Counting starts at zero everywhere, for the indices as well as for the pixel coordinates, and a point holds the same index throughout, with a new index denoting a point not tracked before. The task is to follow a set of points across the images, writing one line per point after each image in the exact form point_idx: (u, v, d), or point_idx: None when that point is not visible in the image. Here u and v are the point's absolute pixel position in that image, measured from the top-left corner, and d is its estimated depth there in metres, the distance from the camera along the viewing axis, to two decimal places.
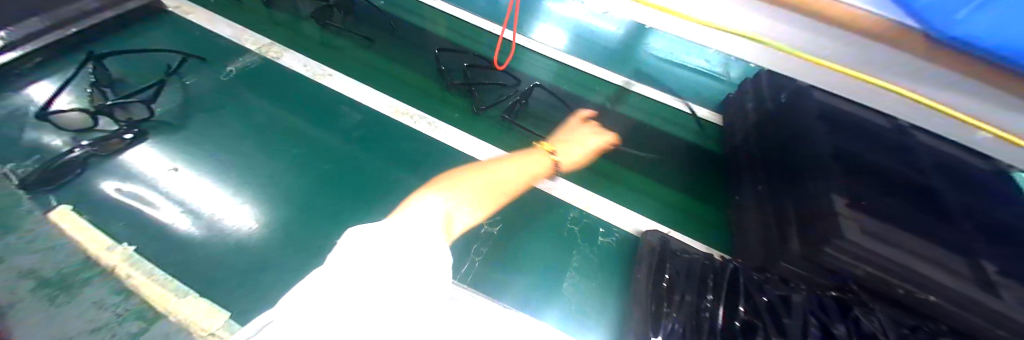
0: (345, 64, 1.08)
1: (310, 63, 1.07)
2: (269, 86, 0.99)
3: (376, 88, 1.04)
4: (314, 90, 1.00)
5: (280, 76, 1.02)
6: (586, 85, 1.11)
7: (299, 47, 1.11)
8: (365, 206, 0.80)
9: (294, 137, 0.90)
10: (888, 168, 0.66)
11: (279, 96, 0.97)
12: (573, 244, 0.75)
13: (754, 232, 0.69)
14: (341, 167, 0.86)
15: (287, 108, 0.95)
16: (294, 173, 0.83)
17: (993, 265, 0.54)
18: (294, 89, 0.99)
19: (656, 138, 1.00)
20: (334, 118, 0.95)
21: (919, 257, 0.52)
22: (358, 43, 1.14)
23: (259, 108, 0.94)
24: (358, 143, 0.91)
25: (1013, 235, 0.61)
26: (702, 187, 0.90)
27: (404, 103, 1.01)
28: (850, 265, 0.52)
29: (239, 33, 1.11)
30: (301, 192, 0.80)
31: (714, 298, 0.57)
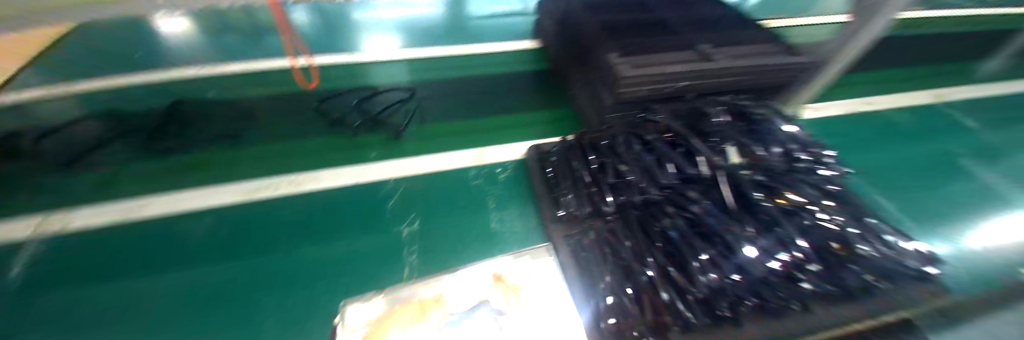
0: (177, 181, 0.85)
1: (106, 205, 0.79)
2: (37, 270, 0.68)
3: (214, 182, 0.85)
4: (120, 234, 0.74)
5: (62, 239, 0.73)
6: (429, 68, 1.22)
7: (98, 194, 0.81)
8: (275, 292, 0.64)
9: (133, 281, 0.67)
10: (637, 17, 0.91)
11: (71, 260, 0.69)
12: (482, 191, 0.85)
13: (589, 106, 0.93)
14: (219, 270, 0.68)
15: (97, 261, 0.70)
16: (163, 324, 0.60)
17: (709, 40, 0.82)
18: (86, 250, 0.71)
19: (499, 81, 1.19)
20: (166, 244, 0.73)
21: (664, 63, 0.75)
22: (185, 152, 0.91)
23: (36, 293, 0.64)
24: (218, 240, 0.73)
25: (707, 18, 0.92)
26: (554, 100, 1.12)
27: (247, 182, 0.85)
28: (634, 92, 0.74)
29: None
30: (178, 326, 0.60)
31: (579, 163, 0.75)
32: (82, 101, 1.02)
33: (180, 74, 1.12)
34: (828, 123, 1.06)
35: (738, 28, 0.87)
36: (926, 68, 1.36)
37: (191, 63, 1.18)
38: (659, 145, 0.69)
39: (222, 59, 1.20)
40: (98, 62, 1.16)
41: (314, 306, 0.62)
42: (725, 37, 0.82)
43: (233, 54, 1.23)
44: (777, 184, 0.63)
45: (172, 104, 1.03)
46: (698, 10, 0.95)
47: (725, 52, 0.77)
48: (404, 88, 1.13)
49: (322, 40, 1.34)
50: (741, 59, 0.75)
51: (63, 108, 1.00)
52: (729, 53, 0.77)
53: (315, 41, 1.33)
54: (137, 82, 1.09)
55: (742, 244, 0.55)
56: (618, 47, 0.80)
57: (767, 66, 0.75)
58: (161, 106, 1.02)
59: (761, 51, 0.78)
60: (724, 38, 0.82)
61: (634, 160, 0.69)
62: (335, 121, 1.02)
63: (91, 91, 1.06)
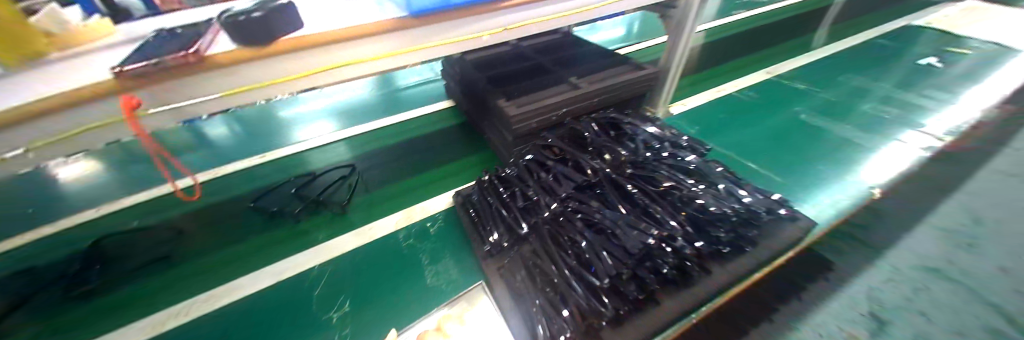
0: (74, 332, 0.76)
1: None
2: None
3: (121, 321, 0.77)
4: None
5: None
6: (354, 145, 1.28)
7: None
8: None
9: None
10: (518, 66, 1.08)
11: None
12: (415, 250, 0.87)
13: (498, 144, 1.03)
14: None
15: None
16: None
17: (577, 73, 0.99)
18: None
19: (423, 142, 1.27)
20: None
21: (541, 98, 0.90)
22: (109, 292, 0.83)
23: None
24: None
25: (575, 55, 1.11)
26: (473, 147, 1.22)
27: (157, 313, 0.79)
28: (523, 125, 0.86)
29: None
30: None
31: (494, 196, 0.83)
32: None
33: (83, 214, 1.06)
34: (698, 112, 1.28)
35: (598, 59, 1.07)
36: (761, 54, 1.71)
37: (95, 200, 1.12)
38: (552, 164, 0.80)
39: (132, 189, 1.16)
40: None
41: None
42: (589, 69, 1.01)
43: (144, 181, 1.19)
44: (649, 173, 0.75)
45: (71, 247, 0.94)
46: (567, 51, 1.15)
47: (590, 80, 0.95)
48: (344, 166, 1.17)
49: (230, 149, 1.34)
50: (602, 82, 0.93)
51: None
52: (593, 80, 0.94)
53: (207, 158, 1.30)
54: (29, 235, 1.00)
55: (626, 230, 0.64)
56: (505, 93, 0.94)
57: (623, 85, 0.93)
58: (58, 251, 0.94)
59: (617, 73, 0.97)
60: (588, 69, 1.00)
61: (537, 182, 0.78)
62: (275, 213, 1.01)
63: None
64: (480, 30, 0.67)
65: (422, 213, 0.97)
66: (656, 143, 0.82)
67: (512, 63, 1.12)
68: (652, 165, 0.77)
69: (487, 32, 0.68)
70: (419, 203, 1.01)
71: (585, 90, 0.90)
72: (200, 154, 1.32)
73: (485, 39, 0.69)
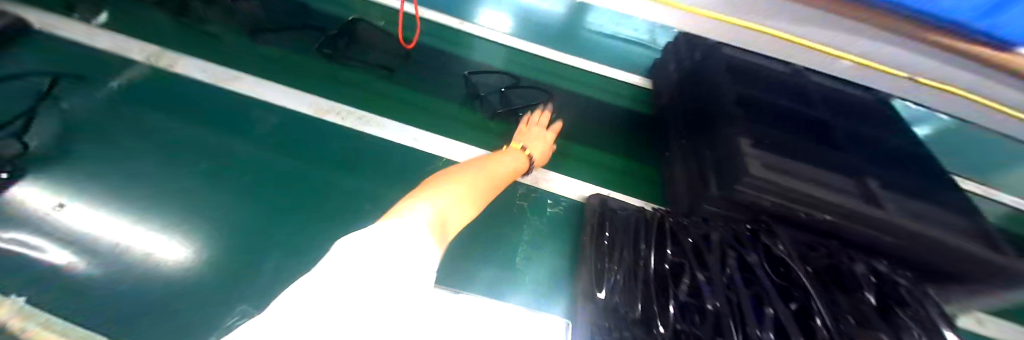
0: (280, 74, 0.94)
1: (226, 77, 0.90)
2: (173, 104, 0.84)
3: (306, 90, 0.92)
4: (218, 107, 0.85)
5: (165, 92, 0.85)
6: (533, 64, 1.15)
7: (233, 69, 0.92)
8: (297, 216, 0.70)
9: (200, 152, 0.76)
10: (789, 107, 0.73)
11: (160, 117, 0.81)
12: (521, 217, 0.74)
13: (683, 180, 0.74)
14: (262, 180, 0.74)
15: (178, 128, 0.80)
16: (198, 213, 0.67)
17: (877, 182, 0.62)
18: (198, 110, 0.84)
19: (595, 107, 1.06)
20: (247, 125, 0.83)
21: (811, 181, 0.59)
22: (304, 62, 0.97)
23: (127, 135, 0.76)
24: (273, 148, 0.80)
25: (879, 150, 0.71)
26: (638, 152, 0.96)
27: (325, 100, 0.90)
28: (757, 198, 0.57)
29: (128, 46, 0.92)
30: (218, 210, 0.68)
31: (649, 248, 0.61)
32: None
33: None
34: None
35: (913, 180, 0.67)
36: None
37: None
38: (766, 291, 0.53)
39: None
40: None
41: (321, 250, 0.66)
42: (896, 190, 0.63)
43: None
44: None
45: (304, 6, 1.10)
46: (872, 136, 0.74)
47: (896, 210, 0.58)
48: (546, 89, 1.06)
49: None
50: (911, 225, 0.57)
51: None
52: (902, 217, 0.58)
53: None
54: None
55: None
56: (754, 134, 0.63)
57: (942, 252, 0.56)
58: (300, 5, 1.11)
59: (941, 230, 0.58)
60: (890, 188, 0.63)
61: (720, 279, 0.56)
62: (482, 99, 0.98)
63: None
64: (859, 51, 0.33)
65: (552, 183, 0.82)
66: None
67: (783, 95, 0.76)
68: None
69: (862, 57, 0.34)
70: (547, 169, 0.84)
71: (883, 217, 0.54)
72: None
73: (843, 65, 0.35)
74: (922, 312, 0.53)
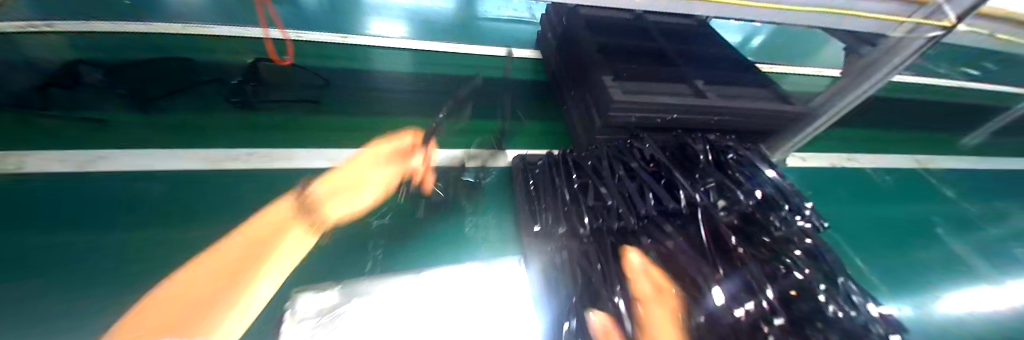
0: (172, 135, 0.85)
1: (92, 146, 0.79)
2: (19, 192, 0.69)
3: (197, 144, 0.84)
4: (87, 179, 0.73)
5: (19, 194, 0.69)
6: (435, 60, 1.22)
7: (99, 136, 0.81)
8: None
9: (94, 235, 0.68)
10: (637, 43, 0.92)
11: (19, 220, 0.65)
12: (460, 194, 0.82)
13: (579, 123, 0.90)
14: (175, 242, 0.67)
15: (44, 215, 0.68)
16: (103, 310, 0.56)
17: (706, 80, 0.84)
18: (56, 189, 0.71)
19: (500, 84, 1.18)
20: (133, 192, 0.72)
21: (659, 93, 0.76)
22: (191, 112, 0.90)
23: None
24: (172, 213, 0.71)
25: (706, 57, 0.94)
26: (544, 113, 1.11)
27: (222, 149, 0.84)
28: (626, 117, 0.73)
29: None
30: (127, 282, 0.60)
31: (562, 180, 0.74)
32: (90, 40, 1.02)
33: (189, 28, 1.12)
34: (804, 174, 1.07)
35: (731, 71, 0.90)
36: (910, 130, 1.36)
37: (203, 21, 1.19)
38: (645, 181, 0.68)
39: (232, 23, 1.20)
40: (116, 7, 1.17)
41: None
42: (719, 81, 0.85)
43: (245, 20, 1.23)
44: (754, 231, 0.62)
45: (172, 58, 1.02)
46: (700, 48, 0.97)
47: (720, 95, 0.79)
48: (454, 80, 1.16)
49: (310, 19, 1.28)
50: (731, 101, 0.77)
51: (70, 44, 1.00)
52: (725, 98, 0.78)
53: (289, 19, 1.27)
54: (143, 29, 1.08)
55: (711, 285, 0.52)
56: (613, 70, 0.80)
57: (753, 114, 0.78)
58: (168, 56, 1.02)
59: (752, 98, 0.80)
60: (715, 81, 0.84)
61: (614, 184, 0.70)
62: (396, 106, 1.05)
63: (101, 31, 1.05)
64: None
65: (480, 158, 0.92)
66: (782, 196, 0.66)
67: (631, 35, 0.96)
68: (763, 214, 0.64)
69: None
70: (472, 149, 0.95)
71: (707, 103, 0.75)
72: (296, 12, 1.32)
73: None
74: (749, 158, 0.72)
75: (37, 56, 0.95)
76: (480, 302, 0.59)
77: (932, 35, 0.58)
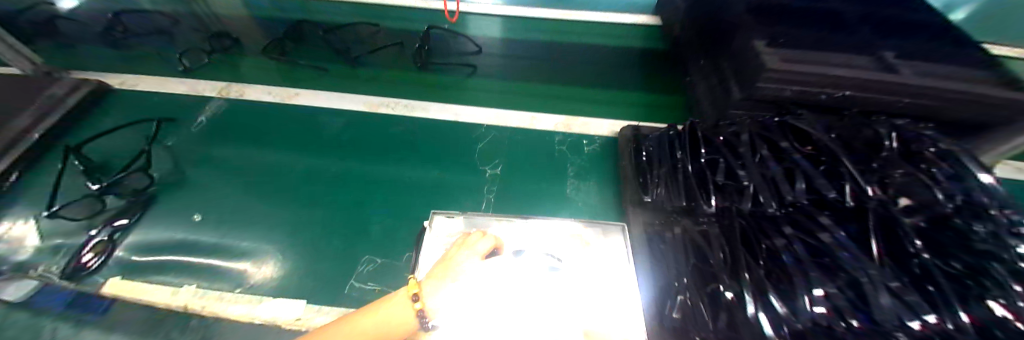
0: (329, 83, 1.03)
1: (280, 88, 1.01)
2: (238, 118, 0.93)
3: (347, 91, 1.01)
4: (279, 112, 0.95)
5: (244, 114, 0.94)
6: (543, 26, 1.22)
7: (284, 82, 1.03)
8: (362, 189, 0.77)
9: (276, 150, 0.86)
10: (798, 6, 0.77)
11: (239, 138, 0.88)
12: (564, 158, 0.83)
13: (707, 98, 0.81)
14: (331, 165, 0.82)
15: (250, 134, 0.89)
16: (291, 207, 0.73)
17: (895, 52, 0.66)
18: (260, 118, 0.93)
19: (609, 53, 1.13)
20: (306, 125, 0.91)
21: (826, 64, 0.62)
22: (343, 64, 1.08)
23: (222, 152, 0.85)
24: (328, 143, 0.87)
25: (896, 25, 0.74)
26: (657, 85, 1.03)
27: (373, 96, 0.98)
28: (778, 90, 0.62)
29: (192, 77, 1.04)
30: (300, 191, 0.76)
31: (684, 155, 0.67)
32: (276, 5, 1.27)
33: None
34: (1023, 188, 0.80)
35: (932, 44, 0.70)
36: None
37: None
38: (798, 163, 0.56)
39: None
40: None
41: (408, 219, 0.71)
42: (915, 55, 0.67)
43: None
44: (949, 243, 0.48)
45: (331, 21, 1.22)
46: (887, 14, 0.77)
47: (917, 71, 0.62)
48: (561, 47, 1.15)
49: None
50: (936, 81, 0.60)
51: (265, 8, 1.26)
52: (925, 76, 0.61)
53: None
54: None
55: (880, 294, 0.42)
56: (768, 34, 0.68)
57: (965, 99, 0.60)
58: (328, 19, 1.23)
59: (966, 80, 0.62)
60: (907, 54, 0.66)
61: (754, 162, 0.59)
62: (506, 68, 1.08)
63: None
64: None
65: (584, 125, 0.91)
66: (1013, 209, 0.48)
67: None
68: (979, 225, 0.47)
69: None
70: (577, 117, 0.93)
71: (899, 80, 0.59)
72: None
73: None
74: (956, 154, 0.55)
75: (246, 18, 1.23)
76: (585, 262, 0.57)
77: None
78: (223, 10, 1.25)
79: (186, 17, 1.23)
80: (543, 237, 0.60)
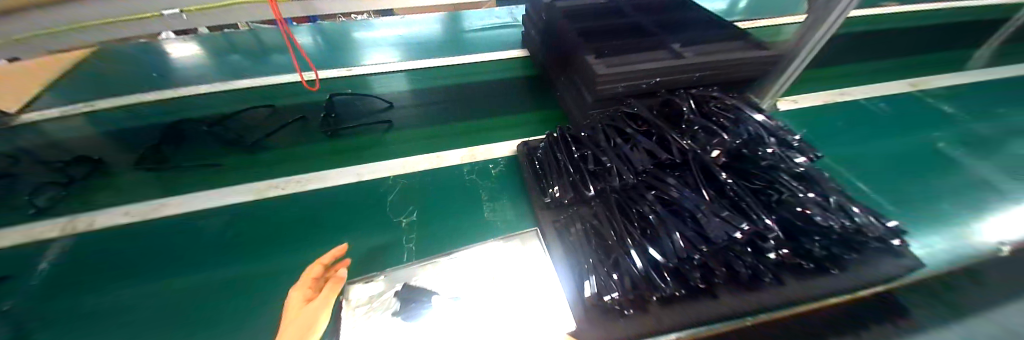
0: (215, 178, 0.96)
1: (154, 201, 0.91)
2: (104, 250, 0.81)
3: (237, 183, 0.95)
4: (159, 227, 0.85)
5: (109, 245, 0.82)
6: (430, 74, 1.32)
7: (156, 192, 0.93)
8: (280, 279, 0.74)
9: (163, 271, 0.77)
10: (614, 22, 0.99)
11: (113, 271, 0.77)
12: (475, 186, 0.90)
13: (573, 103, 0.98)
14: (239, 265, 0.77)
15: (126, 263, 0.79)
16: (200, 328, 0.66)
17: (682, 43, 0.90)
18: (135, 242, 0.83)
19: (493, 85, 1.27)
20: (196, 233, 0.84)
21: (637, 62, 0.83)
22: (228, 157, 1.02)
23: (90, 298, 0.73)
24: (229, 244, 0.81)
25: (681, 23, 1.00)
26: (539, 102, 1.18)
27: (270, 180, 0.95)
28: (611, 88, 0.80)
29: (25, 220, 0.87)
30: (206, 306, 0.70)
31: (564, 155, 0.79)
32: (132, 114, 1.15)
33: (213, 89, 1.25)
34: (798, 114, 1.12)
35: (706, 31, 0.96)
36: (896, 58, 1.38)
37: (222, 79, 1.32)
38: (639, 140, 0.72)
39: (248, 76, 1.33)
40: (146, 82, 1.31)
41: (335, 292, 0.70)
42: (695, 41, 0.91)
43: (258, 72, 1.36)
44: (744, 168, 0.67)
45: (204, 116, 1.15)
46: (674, 15, 1.04)
47: (697, 53, 0.86)
48: (450, 88, 1.25)
49: (312, 61, 1.41)
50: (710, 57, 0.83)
51: (118, 121, 1.13)
52: (702, 55, 0.85)
53: (295, 64, 1.40)
54: (175, 97, 1.22)
55: (710, 218, 0.57)
56: (595, 50, 0.87)
57: (731, 64, 0.84)
58: (199, 115, 1.15)
59: (730, 52, 0.86)
60: (690, 42, 0.91)
61: (612, 148, 0.74)
62: (403, 119, 1.13)
63: (139, 105, 1.19)
64: None
65: (486, 152, 1.00)
66: (770, 134, 0.70)
67: (606, 17, 1.04)
68: (753, 151, 0.68)
69: None
70: (479, 146, 1.02)
71: (686, 63, 0.81)
72: (300, 55, 1.45)
73: None
74: (735, 104, 0.77)
75: (93, 136, 1.08)
76: (504, 277, 0.64)
77: None
78: (59, 134, 1.09)
79: (3, 152, 1.03)
80: (471, 264, 0.67)
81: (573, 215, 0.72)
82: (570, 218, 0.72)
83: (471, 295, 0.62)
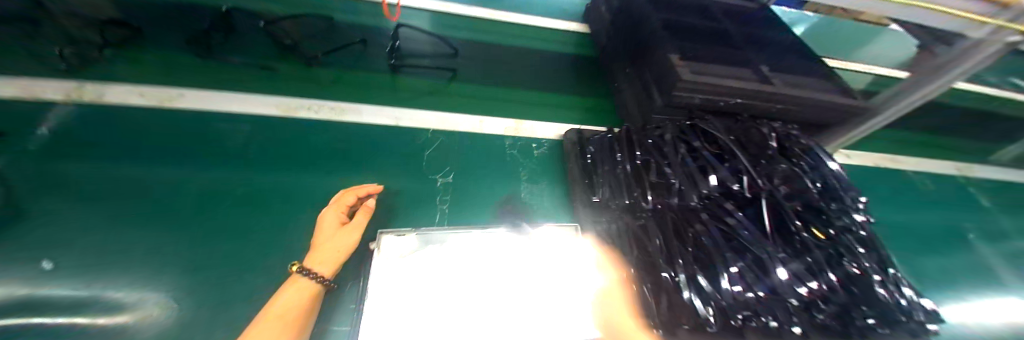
0: (238, 82, 0.87)
1: (169, 89, 0.82)
2: (108, 131, 0.74)
3: (262, 93, 0.87)
4: (172, 120, 0.78)
5: (116, 126, 0.75)
6: (481, 26, 1.21)
7: (173, 80, 0.84)
8: (298, 210, 0.69)
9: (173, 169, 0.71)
10: (700, 24, 0.91)
11: (118, 158, 0.71)
12: (515, 161, 0.85)
13: (634, 101, 0.91)
14: (255, 183, 0.71)
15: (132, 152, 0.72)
16: (211, 243, 0.62)
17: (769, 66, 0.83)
18: (143, 129, 0.75)
19: (546, 56, 1.18)
20: (212, 136, 0.77)
21: (722, 76, 0.76)
22: (254, 61, 0.92)
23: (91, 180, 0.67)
24: (247, 158, 0.75)
25: (769, 43, 0.93)
26: (591, 88, 1.11)
27: (298, 99, 0.87)
28: (688, 98, 0.74)
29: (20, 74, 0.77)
30: (218, 220, 0.65)
31: (623, 156, 0.73)
32: None
33: None
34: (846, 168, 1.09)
35: (793, 60, 0.89)
36: (952, 136, 1.34)
37: None
38: (710, 162, 0.67)
39: None
40: None
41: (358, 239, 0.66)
42: (782, 68, 0.85)
43: None
44: (812, 219, 0.63)
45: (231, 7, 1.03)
46: (762, 33, 0.96)
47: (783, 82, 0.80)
48: (500, 48, 1.16)
49: None
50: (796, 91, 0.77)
51: None
52: (789, 86, 0.79)
53: None
54: None
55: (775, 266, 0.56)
56: (679, 49, 0.79)
57: (815, 105, 0.78)
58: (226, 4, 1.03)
59: (816, 90, 0.80)
60: (777, 68, 0.84)
61: (678, 160, 0.68)
62: (447, 68, 1.05)
63: None
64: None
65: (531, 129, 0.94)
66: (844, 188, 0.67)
67: (692, 14, 0.95)
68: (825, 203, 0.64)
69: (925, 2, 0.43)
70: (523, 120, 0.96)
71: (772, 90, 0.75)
72: None
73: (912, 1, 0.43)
74: (811, 148, 0.73)
75: None
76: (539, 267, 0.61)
77: (1013, 39, 0.58)
78: None
79: None
80: (504, 247, 0.62)
81: (620, 222, 0.69)
82: (617, 224, 0.69)
83: (500, 278, 0.58)
